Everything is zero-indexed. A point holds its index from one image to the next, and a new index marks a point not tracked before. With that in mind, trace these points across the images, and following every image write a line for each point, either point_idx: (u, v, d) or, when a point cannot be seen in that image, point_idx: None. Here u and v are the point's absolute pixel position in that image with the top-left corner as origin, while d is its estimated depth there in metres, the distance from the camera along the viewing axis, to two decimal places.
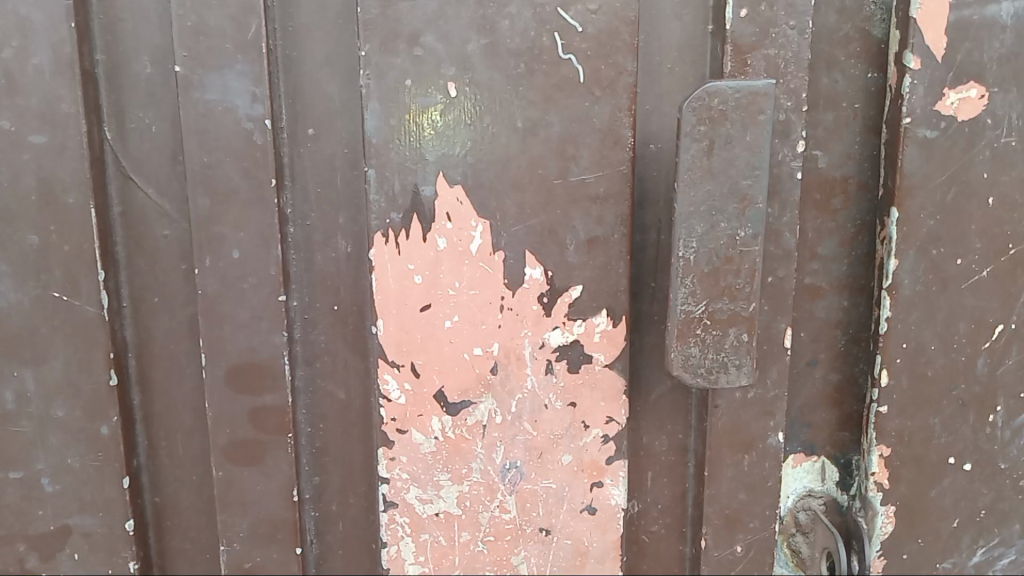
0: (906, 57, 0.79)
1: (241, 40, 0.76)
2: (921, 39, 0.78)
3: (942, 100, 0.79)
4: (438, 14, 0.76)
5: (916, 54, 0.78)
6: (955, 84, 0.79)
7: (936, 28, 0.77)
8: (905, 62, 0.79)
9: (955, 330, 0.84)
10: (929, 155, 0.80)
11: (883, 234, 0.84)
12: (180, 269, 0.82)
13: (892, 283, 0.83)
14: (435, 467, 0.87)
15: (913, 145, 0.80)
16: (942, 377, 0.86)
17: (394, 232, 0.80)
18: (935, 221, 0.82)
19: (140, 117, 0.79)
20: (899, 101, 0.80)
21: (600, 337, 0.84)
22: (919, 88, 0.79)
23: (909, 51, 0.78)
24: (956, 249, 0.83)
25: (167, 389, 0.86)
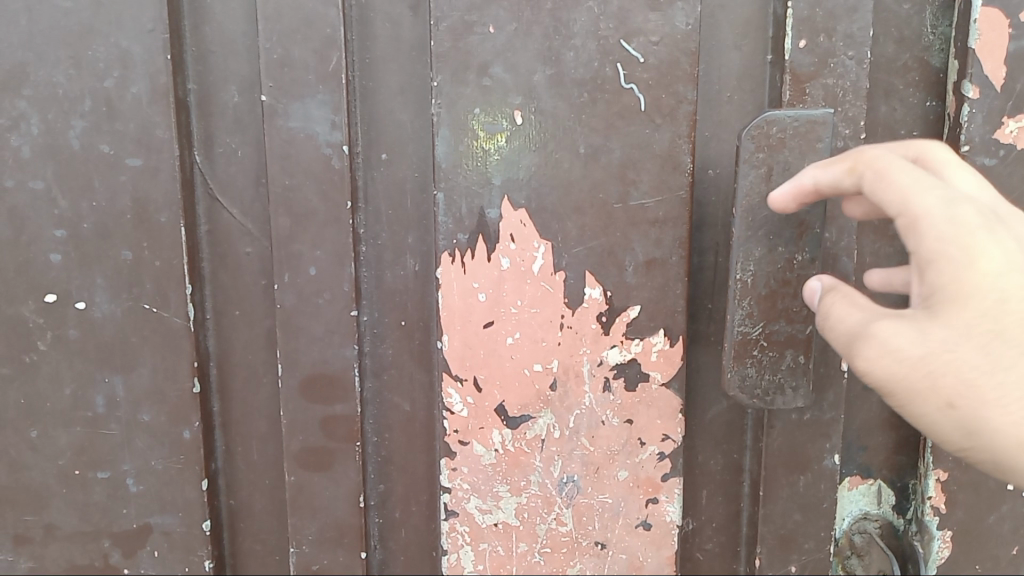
0: (964, 87, 0.80)
1: (323, 71, 0.81)
2: (979, 68, 0.79)
3: (1001, 129, 0.80)
4: (507, 46, 0.80)
5: (975, 84, 0.79)
6: (1015, 112, 0.80)
7: (995, 58, 0.78)
8: (964, 92, 0.80)
9: None
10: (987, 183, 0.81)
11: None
12: (260, 284, 0.88)
13: None
14: (495, 478, 0.90)
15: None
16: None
17: (460, 251, 0.84)
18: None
19: (227, 142, 0.85)
20: (957, 129, 0.81)
21: (657, 356, 0.86)
22: (977, 116, 0.80)
23: (967, 81, 0.80)
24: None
25: (245, 398, 0.91)
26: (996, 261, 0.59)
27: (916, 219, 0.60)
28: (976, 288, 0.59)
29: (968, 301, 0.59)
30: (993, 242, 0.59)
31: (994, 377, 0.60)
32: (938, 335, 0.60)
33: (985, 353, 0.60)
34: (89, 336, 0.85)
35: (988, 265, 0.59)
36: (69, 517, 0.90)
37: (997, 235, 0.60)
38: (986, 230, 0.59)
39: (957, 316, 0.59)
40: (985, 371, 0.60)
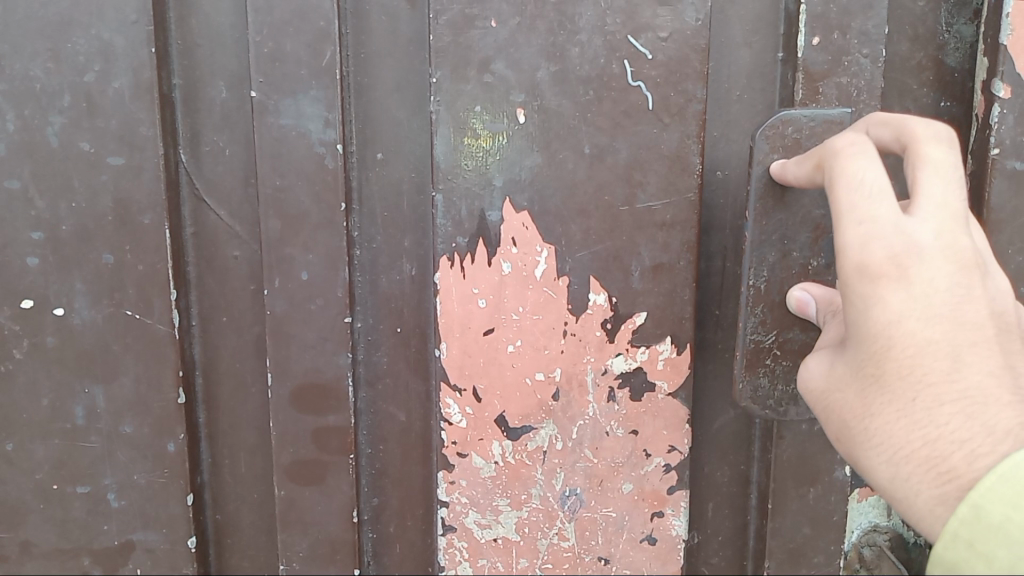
0: (995, 85, 0.77)
1: (317, 66, 0.77)
2: (1012, 66, 0.76)
3: None
4: (509, 41, 0.77)
5: (1006, 82, 0.76)
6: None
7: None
8: (994, 90, 0.77)
9: None
10: (1019, 187, 0.78)
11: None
12: (249, 289, 0.84)
13: None
14: (495, 492, 0.86)
15: (1002, 177, 0.78)
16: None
17: (459, 256, 0.81)
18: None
19: (214, 139, 0.81)
20: (986, 131, 0.79)
21: (663, 364, 0.83)
22: (1008, 117, 0.77)
23: (998, 79, 0.77)
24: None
25: (232, 407, 0.87)
26: (887, 308, 0.54)
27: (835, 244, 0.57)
28: (860, 330, 0.56)
29: (857, 342, 0.56)
30: (885, 286, 0.54)
31: (864, 421, 0.57)
32: (838, 366, 0.59)
33: (863, 395, 0.56)
34: (67, 344, 0.81)
35: (879, 311, 0.54)
36: (47, 534, 0.86)
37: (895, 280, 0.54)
38: (882, 272, 0.54)
39: (851, 352, 0.57)
40: (859, 412, 0.57)
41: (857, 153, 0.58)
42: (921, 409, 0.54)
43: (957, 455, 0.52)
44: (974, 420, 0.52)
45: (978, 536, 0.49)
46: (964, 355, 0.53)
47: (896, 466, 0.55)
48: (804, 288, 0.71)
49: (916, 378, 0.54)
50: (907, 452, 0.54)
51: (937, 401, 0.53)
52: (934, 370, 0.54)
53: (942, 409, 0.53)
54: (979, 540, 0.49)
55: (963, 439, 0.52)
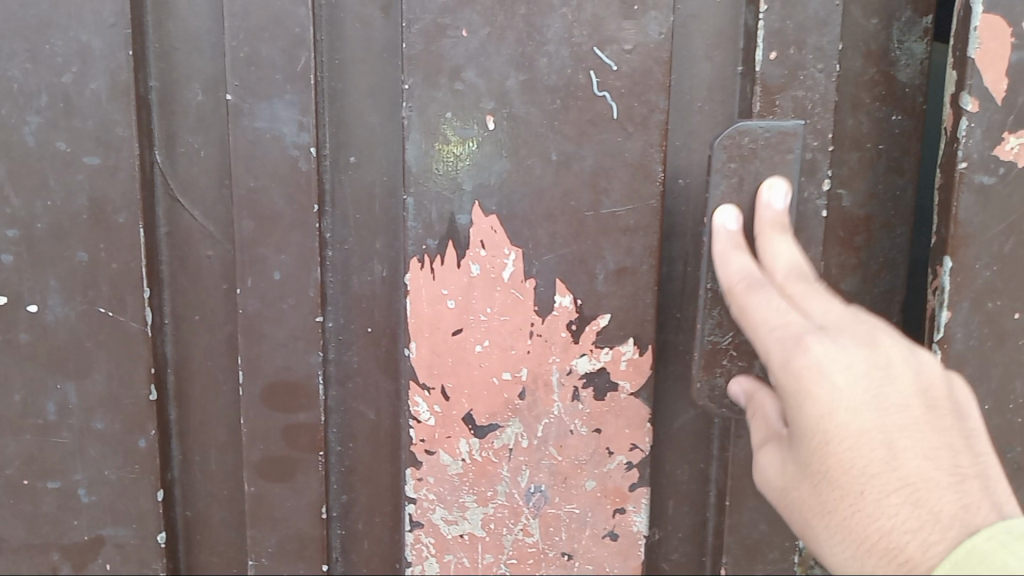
0: (963, 99, 0.77)
1: (291, 71, 0.79)
2: (979, 80, 0.76)
3: (1001, 145, 0.77)
4: (480, 50, 0.79)
5: (974, 96, 0.76)
6: (1016, 128, 0.77)
7: (995, 70, 0.75)
8: (962, 104, 0.77)
9: (1012, 389, 0.82)
10: (986, 202, 0.78)
11: (935, 284, 0.82)
12: (221, 288, 0.85)
13: (944, 335, 0.81)
14: (461, 488, 0.88)
15: (968, 191, 0.78)
16: (996, 437, 0.83)
17: (429, 257, 0.83)
18: (991, 272, 0.80)
19: (189, 141, 0.82)
20: (954, 144, 0.78)
21: (626, 365, 0.86)
22: (975, 131, 0.77)
23: (965, 93, 0.76)
24: (1014, 303, 0.81)
25: (204, 405, 0.88)
26: (819, 404, 0.60)
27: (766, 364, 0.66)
28: (803, 432, 0.61)
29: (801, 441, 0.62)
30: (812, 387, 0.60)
31: (824, 518, 0.60)
32: (789, 466, 0.64)
33: (817, 492, 0.61)
34: (40, 340, 0.82)
35: (811, 411, 0.60)
36: (16, 529, 0.87)
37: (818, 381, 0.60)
38: (806, 375, 0.61)
39: (797, 453, 0.63)
40: (818, 510, 0.61)
41: (750, 289, 0.70)
42: (870, 501, 0.57)
43: (912, 545, 0.55)
44: (920, 507, 0.56)
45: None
46: (898, 443, 0.58)
47: (860, 559, 0.58)
48: (739, 381, 0.77)
49: (859, 470, 0.58)
50: (868, 544, 0.57)
51: (883, 492, 0.57)
52: (873, 460, 0.58)
53: (888, 500, 0.57)
54: None
55: (912, 527, 0.55)
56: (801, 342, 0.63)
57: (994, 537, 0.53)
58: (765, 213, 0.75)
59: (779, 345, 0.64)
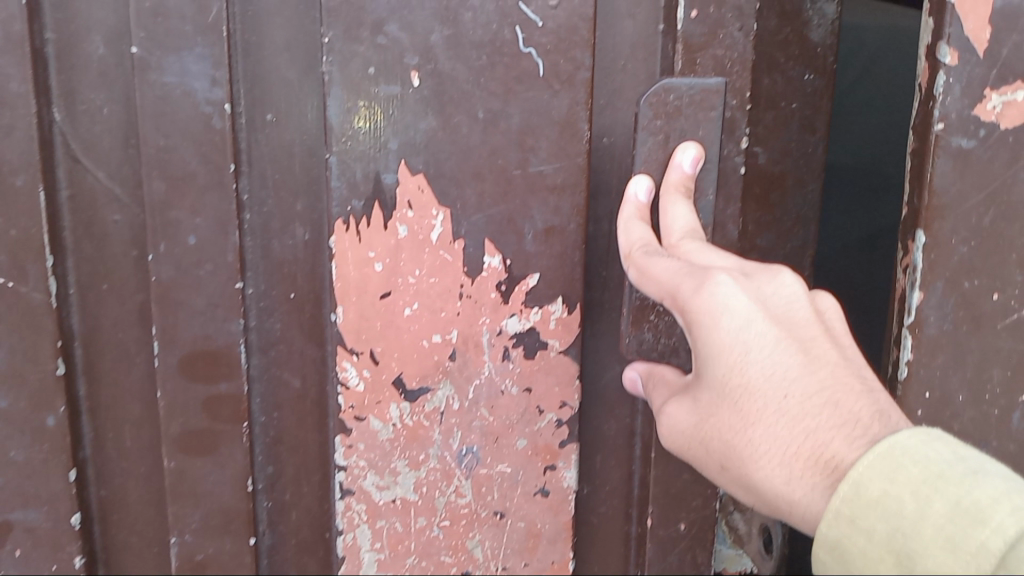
0: (940, 50, 0.71)
1: (202, 23, 0.74)
2: (957, 28, 0.70)
3: (982, 103, 0.72)
4: (403, 3, 0.77)
5: (952, 47, 0.70)
6: (998, 84, 0.71)
7: (977, 14, 0.70)
8: (939, 56, 0.71)
9: (987, 378, 0.77)
10: (964, 169, 0.73)
11: (906, 261, 0.77)
12: (130, 255, 0.81)
13: (915, 319, 0.76)
14: (393, 453, 0.87)
15: (945, 155, 0.72)
16: (971, 432, 0.79)
17: (354, 219, 0.81)
18: (968, 247, 0.75)
19: (91, 98, 0.78)
20: (930, 103, 0.73)
21: (555, 324, 0.87)
22: (954, 87, 0.71)
23: (943, 43, 0.71)
24: (994, 283, 0.75)
25: (115, 379, 0.84)
26: (734, 320, 0.64)
27: (675, 306, 0.69)
28: (718, 351, 0.65)
29: (715, 363, 0.65)
30: (728, 305, 0.64)
31: (745, 432, 0.64)
32: (703, 399, 0.67)
33: (736, 410, 0.64)
34: None
35: (727, 327, 0.64)
36: None
37: (733, 300, 0.64)
38: (720, 296, 0.65)
39: (709, 378, 0.66)
40: (738, 428, 0.64)
41: (648, 252, 0.73)
42: (793, 406, 0.61)
43: (837, 441, 0.59)
44: (839, 408, 0.60)
45: (858, 510, 0.55)
46: (810, 354, 0.63)
47: (787, 466, 0.61)
48: (644, 373, 0.81)
49: (779, 377, 0.62)
50: (793, 449, 0.61)
51: (805, 396, 0.61)
52: (792, 368, 0.62)
53: (810, 404, 0.61)
54: (859, 514, 0.55)
55: (835, 426, 0.60)
56: (711, 273, 0.67)
57: (914, 434, 0.57)
58: (674, 174, 0.76)
59: (685, 281, 0.68)
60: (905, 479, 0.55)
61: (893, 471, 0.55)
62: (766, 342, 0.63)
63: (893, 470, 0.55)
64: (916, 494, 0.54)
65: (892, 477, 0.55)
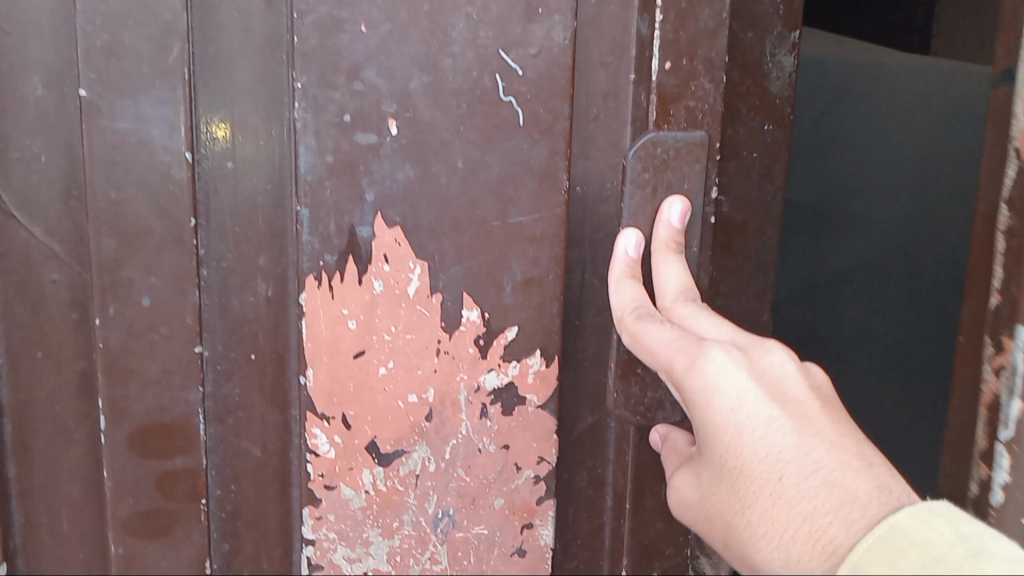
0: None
1: (162, 65, 0.67)
2: None
3: None
4: (381, 48, 0.73)
5: None
6: None
7: None
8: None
9: None
10: None
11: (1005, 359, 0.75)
12: (70, 318, 0.72)
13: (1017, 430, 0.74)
14: (365, 522, 0.82)
15: None
16: None
17: (327, 275, 0.76)
18: None
19: (26, 144, 0.69)
20: None
21: (534, 378, 0.84)
22: None
23: None
24: None
25: (49, 458, 0.74)
26: (727, 397, 0.64)
27: (672, 379, 0.70)
28: (716, 427, 0.65)
29: (715, 440, 0.65)
30: (720, 379, 0.65)
31: (744, 514, 0.62)
32: (706, 476, 0.68)
33: (736, 489, 0.63)
34: None
35: (722, 402, 0.65)
36: None
37: (726, 374, 0.65)
38: (713, 371, 0.66)
39: (711, 456, 0.67)
40: (739, 508, 0.63)
41: (640, 317, 0.73)
42: (789, 486, 0.59)
43: (835, 526, 0.56)
44: (836, 487, 0.57)
45: None
46: (805, 431, 0.61)
47: (785, 550, 0.58)
48: (665, 430, 0.81)
49: (773, 455, 0.61)
50: (790, 531, 0.58)
51: (799, 475, 0.59)
52: (787, 446, 0.61)
53: (805, 483, 0.59)
54: None
55: (830, 507, 0.57)
56: (706, 345, 0.68)
57: (915, 514, 0.54)
58: (663, 231, 0.75)
59: (682, 354, 0.69)
60: (905, 562, 0.51)
61: (893, 555, 0.52)
62: (759, 420, 0.62)
63: (893, 553, 0.52)
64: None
65: (892, 562, 0.51)
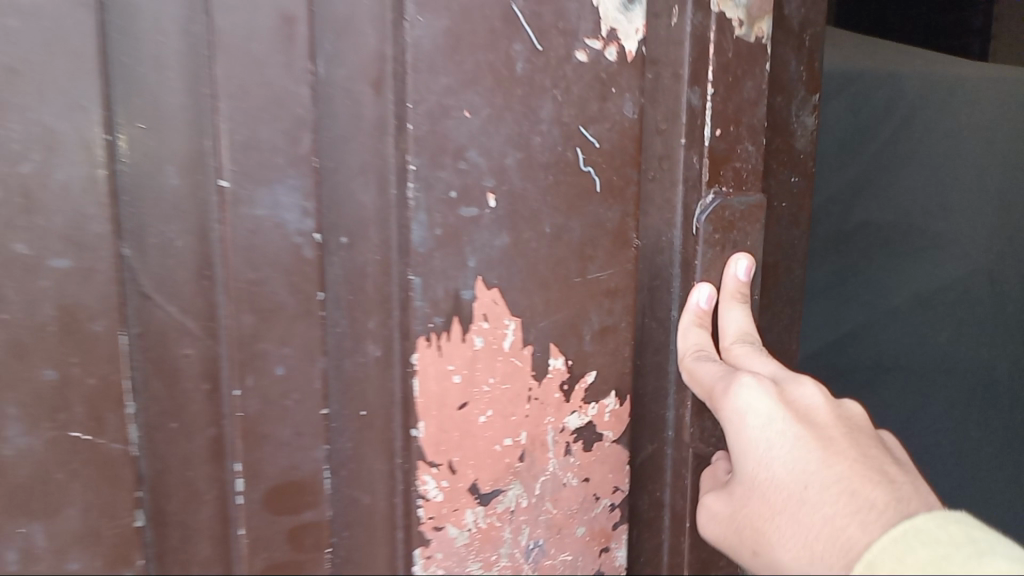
0: None
1: (295, 154, 0.74)
2: None
3: None
4: (482, 130, 0.81)
5: None
6: None
7: None
8: None
9: None
10: None
11: None
12: (202, 389, 0.77)
13: None
14: (468, 558, 0.89)
15: None
16: None
17: (436, 335, 0.83)
18: None
19: (162, 230, 0.73)
20: None
21: (609, 416, 0.92)
22: None
23: None
24: None
25: (183, 521, 0.79)
26: (757, 417, 0.75)
27: (713, 403, 0.83)
28: (748, 446, 0.75)
29: (745, 456, 0.75)
30: (749, 402, 0.76)
31: (771, 518, 0.70)
32: (736, 492, 0.76)
33: (764, 498, 0.71)
34: None
35: (752, 421, 0.75)
36: None
37: (755, 398, 0.76)
38: (743, 395, 0.77)
39: (743, 473, 0.75)
40: (766, 514, 0.71)
41: (699, 356, 0.88)
42: (812, 492, 0.68)
43: (852, 525, 0.63)
44: (854, 494, 0.65)
45: None
46: (828, 450, 0.70)
47: (806, 546, 0.66)
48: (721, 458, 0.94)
49: (799, 467, 0.70)
50: (811, 530, 0.66)
51: (821, 483, 0.68)
52: (810, 460, 0.70)
53: (826, 490, 0.67)
54: None
55: (847, 508, 0.65)
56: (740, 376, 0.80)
57: (930, 520, 0.60)
58: (730, 283, 0.90)
59: (720, 382, 0.82)
60: (912, 560, 0.57)
61: (902, 553, 0.58)
62: (786, 437, 0.72)
63: (903, 551, 0.58)
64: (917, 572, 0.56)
65: (902, 559, 0.57)
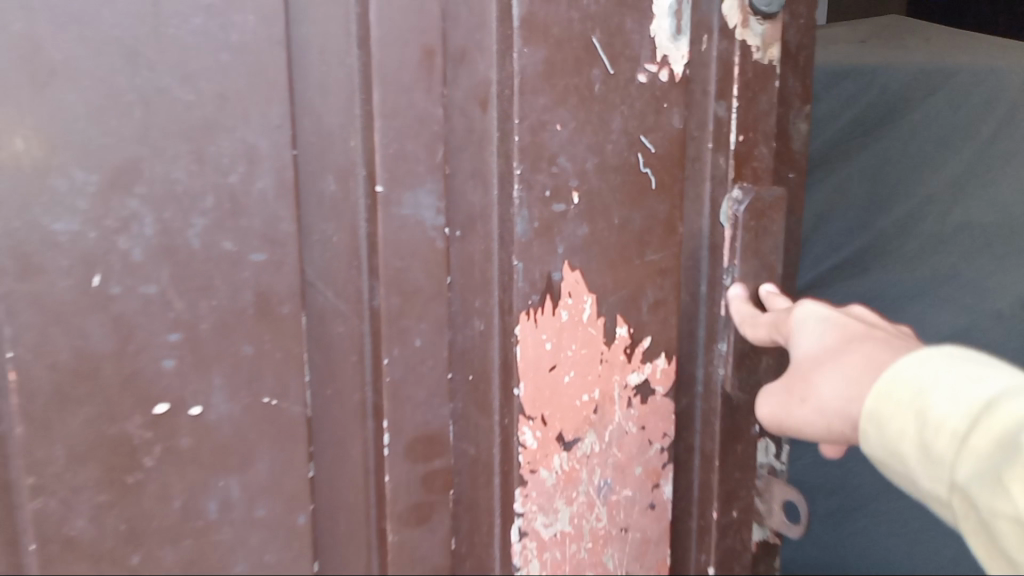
0: None
1: (433, 163, 0.98)
2: None
3: None
4: (569, 140, 0.96)
5: None
6: None
7: None
8: None
9: None
10: None
11: None
12: (350, 359, 1.01)
13: None
14: (555, 496, 1.07)
15: None
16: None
17: (534, 309, 0.99)
18: None
19: (323, 229, 0.96)
20: None
21: (660, 373, 1.09)
22: None
23: None
24: None
25: (336, 464, 1.03)
26: (811, 315, 0.84)
27: (777, 332, 0.91)
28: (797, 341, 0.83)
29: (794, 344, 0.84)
30: (814, 309, 0.84)
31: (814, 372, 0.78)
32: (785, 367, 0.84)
33: (810, 359, 0.80)
34: (204, 440, 0.94)
35: (809, 321, 0.83)
36: None
37: (820, 308, 0.84)
38: (811, 306, 0.85)
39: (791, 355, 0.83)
40: (810, 367, 0.79)
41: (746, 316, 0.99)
42: (855, 347, 0.76)
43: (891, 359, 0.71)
44: (893, 345, 0.74)
45: (895, 385, 0.67)
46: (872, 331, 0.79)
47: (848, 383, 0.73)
48: None
49: (845, 336, 0.79)
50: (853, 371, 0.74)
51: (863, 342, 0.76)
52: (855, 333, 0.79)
53: (866, 344, 0.76)
54: (896, 389, 0.67)
55: (885, 350, 0.73)
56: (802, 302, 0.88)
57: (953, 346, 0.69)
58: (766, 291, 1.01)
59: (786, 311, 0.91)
60: (931, 362, 0.66)
61: (923, 359, 0.67)
62: (835, 325, 0.81)
63: (924, 358, 0.67)
64: (936, 374, 0.65)
65: (923, 360, 0.67)
